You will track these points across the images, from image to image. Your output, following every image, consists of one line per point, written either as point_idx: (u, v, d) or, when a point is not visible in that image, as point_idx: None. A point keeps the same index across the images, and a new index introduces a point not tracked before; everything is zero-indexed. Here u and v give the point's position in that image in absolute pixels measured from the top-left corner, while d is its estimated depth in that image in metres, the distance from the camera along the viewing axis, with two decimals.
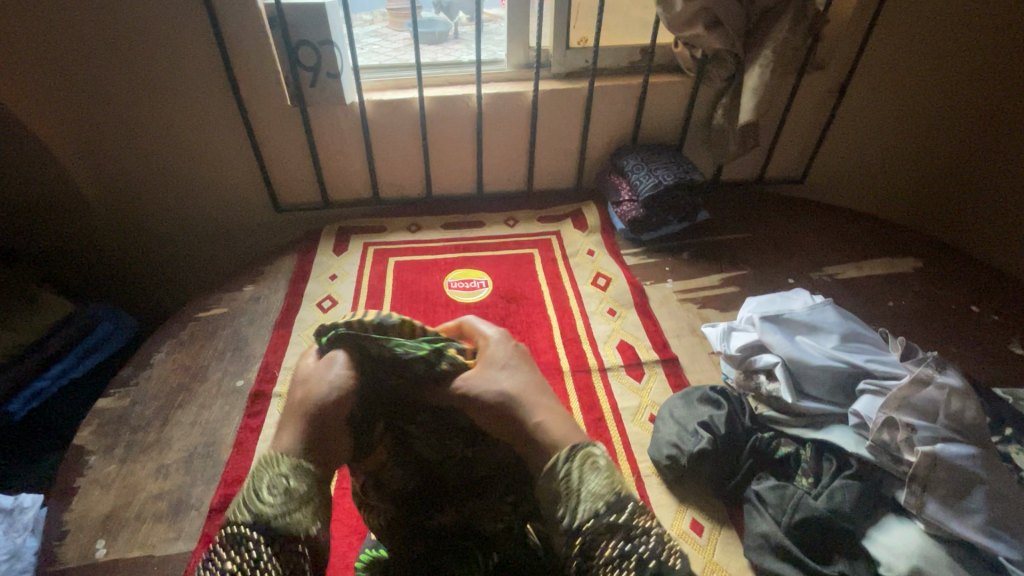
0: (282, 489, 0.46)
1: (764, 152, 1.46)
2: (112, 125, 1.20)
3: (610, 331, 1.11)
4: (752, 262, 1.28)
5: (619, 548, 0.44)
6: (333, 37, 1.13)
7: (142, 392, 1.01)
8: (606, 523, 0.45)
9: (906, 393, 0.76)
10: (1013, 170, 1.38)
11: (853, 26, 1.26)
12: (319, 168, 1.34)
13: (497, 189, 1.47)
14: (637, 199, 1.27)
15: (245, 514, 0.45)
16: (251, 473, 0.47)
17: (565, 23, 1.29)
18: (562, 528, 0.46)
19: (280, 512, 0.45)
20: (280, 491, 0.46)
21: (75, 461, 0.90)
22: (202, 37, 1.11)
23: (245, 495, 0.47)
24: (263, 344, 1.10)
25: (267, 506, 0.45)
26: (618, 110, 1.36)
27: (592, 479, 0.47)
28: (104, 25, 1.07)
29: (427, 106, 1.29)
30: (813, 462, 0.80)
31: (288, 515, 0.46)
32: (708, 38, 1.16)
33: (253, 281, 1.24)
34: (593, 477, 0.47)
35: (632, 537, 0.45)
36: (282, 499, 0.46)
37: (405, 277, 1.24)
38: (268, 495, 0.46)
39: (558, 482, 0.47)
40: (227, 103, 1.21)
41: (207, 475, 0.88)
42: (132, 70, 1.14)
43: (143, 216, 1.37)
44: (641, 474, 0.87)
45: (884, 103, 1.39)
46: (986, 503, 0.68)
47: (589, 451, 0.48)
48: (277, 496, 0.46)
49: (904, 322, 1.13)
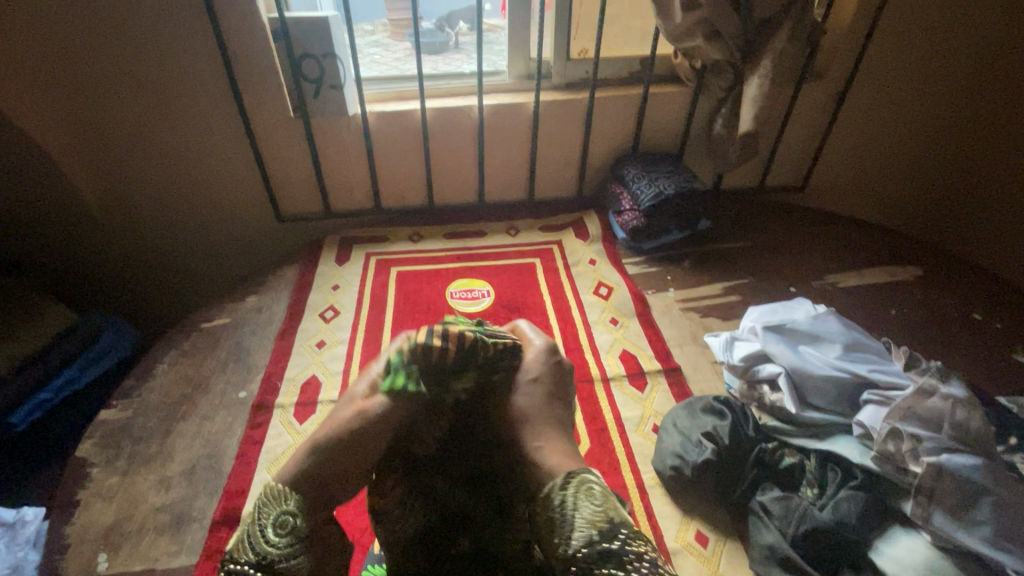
0: (285, 527, 0.55)
1: (764, 161, 1.47)
2: (117, 137, 1.21)
3: (612, 340, 1.11)
4: (754, 271, 1.28)
5: (613, 575, 0.49)
6: (335, 49, 1.16)
7: (144, 403, 1.00)
8: (600, 550, 0.50)
9: (911, 403, 0.76)
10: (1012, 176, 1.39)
11: (850, 37, 1.27)
12: (321, 178, 1.35)
13: (498, 199, 1.48)
14: (638, 208, 1.28)
15: (249, 554, 0.53)
16: (260, 507, 0.56)
17: (565, 35, 1.30)
18: (559, 554, 0.52)
19: (282, 552, 0.53)
20: (284, 532, 0.54)
21: (77, 473, 0.89)
22: (207, 50, 1.13)
23: (249, 533, 0.54)
24: (265, 354, 1.10)
25: (272, 545, 0.53)
26: (619, 120, 1.37)
27: (586, 506, 0.54)
28: (110, 38, 1.09)
29: (429, 116, 1.30)
30: (818, 472, 0.79)
31: (288, 554, 0.54)
32: (707, 49, 1.17)
33: (255, 292, 1.24)
34: (585, 504, 0.54)
35: (624, 564, 0.50)
36: (285, 542, 0.54)
37: (408, 286, 1.25)
38: (273, 536, 0.54)
39: (556, 509, 0.55)
40: (231, 114, 1.22)
41: (209, 487, 0.88)
42: (137, 82, 1.15)
43: (146, 226, 1.37)
44: (645, 485, 0.87)
45: (884, 111, 1.40)
46: (993, 515, 0.67)
47: (584, 479, 0.57)
48: (280, 536, 0.54)
49: (906, 330, 1.13)
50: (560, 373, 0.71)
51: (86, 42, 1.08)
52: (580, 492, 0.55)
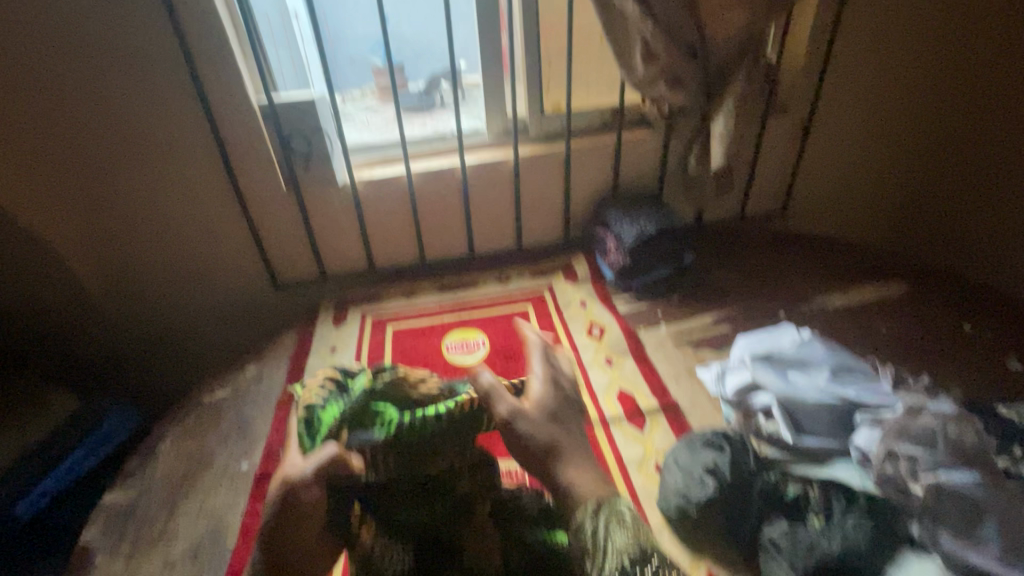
0: None
1: (741, 192, 1.52)
2: (119, 221, 1.27)
3: (608, 380, 1.12)
4: (742, 299, 1.31)
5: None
6: (323, 125, 1.23)
7: (148, 483, 1.01)
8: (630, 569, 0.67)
9: (903, 423, 0.80)
10: (988, 180, 1.42)
11: (807, 71, 1.35)
12: (315, 244, 1.40)
13: (489, 250, 1.53)
14: (622, 247, 1.32)
15: None
16: None
17: (538, 93, 1.38)
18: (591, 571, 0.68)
19: None
20: None
21: (82, 561, 0.89)
22: (201, 135, 1.20)
23: None
24: (267, 423, 1.10)
25: None
26: (597, 167, 1.44)
27: (617, 533, 0.70)
28: (112, 136, 1.17)
29: (414, 178, 1.36)
30: (822, 500, 0.77)
31: None
32: (672, 95, 1.23)
33: (255, 361, 1.27)
34: (616, 531, 0.70)
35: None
36: None
37: (404, 343, 1.27)
38: None
39: (588, 534, 0.70)
40: (225, 193, 1.28)
41: (214, 564, 0.87)
42: (136, 170, 1.21)
43: (145, 307, 1.41)
44: (651, 527, 0.85)
45: (853, 132, 1.45)
46: (999, 531, 0.69)
47: (614, 508, 0.72)
48: None
49: (897, 346, 1.14)
50: (553, 422, 0.80)
51: (89, 137, 1.16)
52: (610, 520, 0.71)
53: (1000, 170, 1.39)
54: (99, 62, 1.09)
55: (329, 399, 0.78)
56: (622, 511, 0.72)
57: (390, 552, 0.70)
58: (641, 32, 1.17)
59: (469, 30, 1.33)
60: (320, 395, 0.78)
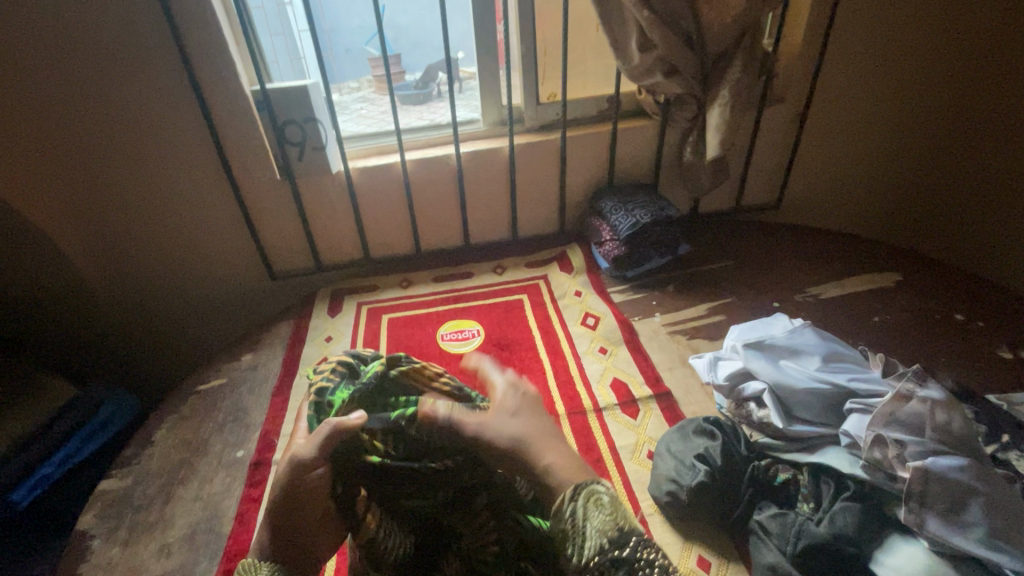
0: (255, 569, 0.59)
1: (737, 183, 1.52)
2: (112, 211, 1.26)
3: (602, 369, 1.13)
4: (737, 290, 1.31)
5: None
6: (316, 114, 1.23)
7: (143, 470, 1.01)
8: (611, 558, 0.52)
9: (891, 409, 0.78)
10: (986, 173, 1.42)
11: (803, 61, 1.34)
12: (310, 234, 1.40)
13: (484, 241, 1.52)
14: (618, 237, 1.32)
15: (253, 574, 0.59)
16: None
17: (534, 83, 1.38)
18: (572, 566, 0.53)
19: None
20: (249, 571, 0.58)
21: (78, 547, 0.89)
22: (194, 124, 1.20)
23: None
24: (262, 412, 1.11)
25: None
26: (592, 157, 1.44)
27: (594, 516, 0.55)
28: (104, 124, 1.16)
29: (409, 167, 1.36)
30: (811, 486, 0.80)
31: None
32: (668, 84, 1.22)
33: (251, 350, 1.27)
34: (594, 514, 0.55)
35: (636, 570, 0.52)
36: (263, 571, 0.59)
37: (399, 332, 1.27)
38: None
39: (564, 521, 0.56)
40: (219, 182, 1.28)
41: (210, 551, 0.88)
42: (129, 159, 1.21)
43: (140, 297, 1.41)
44: (644, 512, 0.86)
45: (850, 124, 1.45)
46: (985, 516, 0.68)
47: (591, 489, 0.57)
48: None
49: (890, 336, 1.14)
50: (536, 405, 0.69)
51: (80, 125, 1.15)
52: (587, 502, 0.56)
53: (997, 163, 1.39)
54: (89, 49, 1.08)
55: (339, 385, 0.77)
56: (602, 492, 0.57)
57: (389, 540, 0.66)
58: (636, 20, 1.16)
59: (464, 19, 1.32)
60: (329, 381, 0.78)
